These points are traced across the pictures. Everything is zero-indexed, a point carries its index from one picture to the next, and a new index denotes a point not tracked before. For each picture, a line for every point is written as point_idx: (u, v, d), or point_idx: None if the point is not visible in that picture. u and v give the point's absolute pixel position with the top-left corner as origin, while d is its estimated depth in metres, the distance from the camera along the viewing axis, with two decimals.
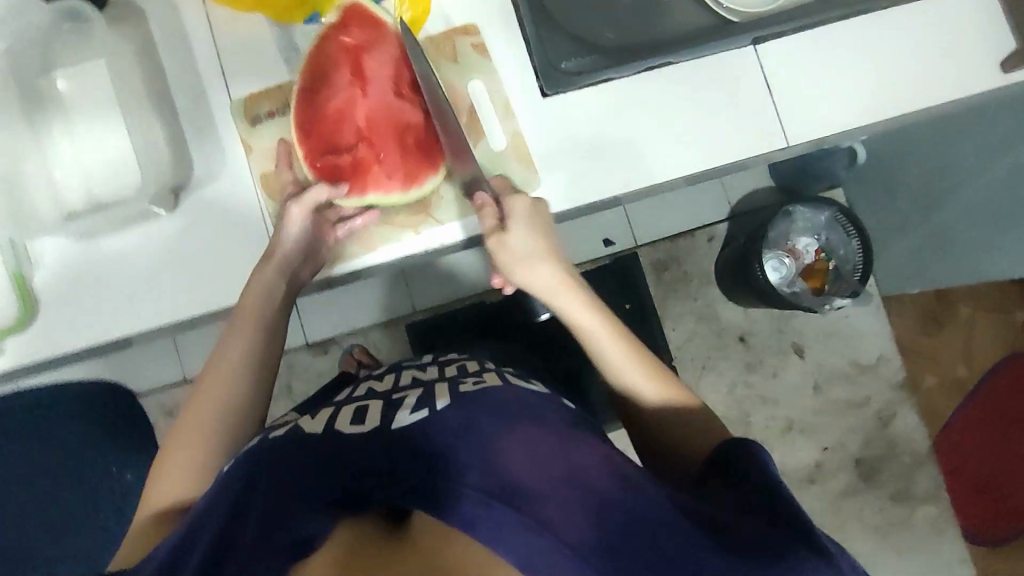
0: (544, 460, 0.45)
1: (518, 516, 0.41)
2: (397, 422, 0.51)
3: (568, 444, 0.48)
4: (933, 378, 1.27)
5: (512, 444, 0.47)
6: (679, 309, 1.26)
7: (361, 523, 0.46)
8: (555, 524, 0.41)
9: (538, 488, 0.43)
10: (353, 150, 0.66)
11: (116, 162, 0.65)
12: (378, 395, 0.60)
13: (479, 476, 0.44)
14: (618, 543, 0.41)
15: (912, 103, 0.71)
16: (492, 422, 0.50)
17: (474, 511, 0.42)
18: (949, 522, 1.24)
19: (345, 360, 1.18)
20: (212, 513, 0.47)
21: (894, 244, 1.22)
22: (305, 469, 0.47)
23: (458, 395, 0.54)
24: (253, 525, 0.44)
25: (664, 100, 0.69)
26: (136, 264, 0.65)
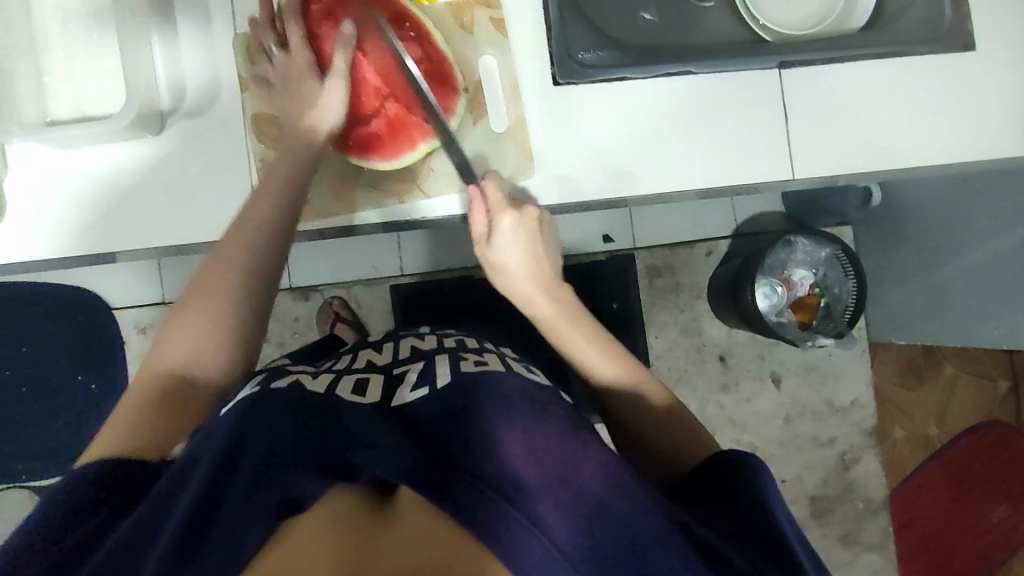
0: (544, 454, 0.46)
1: (513, 512, 0.42)
2: (397, 398, 0.55)
3: (567, 441, 0.47)
4: (901, 430, 1.27)
5: (514, 435, 0.47)
6: (665, 317, 1.25)
7: (351, 490, 0.45)
8: (550, 524, 0.42)
9: (535, 485, 0.44)
10: (381, 113, 0.66)
11: (103, 75, 0.63)
12: (380, 366, 0.62)
13: (479, 464, 0.45)
14: (609, 555, 0.42)
15: (930, 156, 0.69)
16: (496, 410, 0.50)
17: (464, 497, 0.43)
18: (891, 574, 1.23)
19: (324, 312, 1.18)
20: (202, 462, 0.46)
21: (891, 292, 1.20)
22: (297, 432, 0.47)
23: (458, 372, 0.56)
24: (243, 484, 0.44)
25: (673, 109, 0.67)
26: (108, 185, 0.64)
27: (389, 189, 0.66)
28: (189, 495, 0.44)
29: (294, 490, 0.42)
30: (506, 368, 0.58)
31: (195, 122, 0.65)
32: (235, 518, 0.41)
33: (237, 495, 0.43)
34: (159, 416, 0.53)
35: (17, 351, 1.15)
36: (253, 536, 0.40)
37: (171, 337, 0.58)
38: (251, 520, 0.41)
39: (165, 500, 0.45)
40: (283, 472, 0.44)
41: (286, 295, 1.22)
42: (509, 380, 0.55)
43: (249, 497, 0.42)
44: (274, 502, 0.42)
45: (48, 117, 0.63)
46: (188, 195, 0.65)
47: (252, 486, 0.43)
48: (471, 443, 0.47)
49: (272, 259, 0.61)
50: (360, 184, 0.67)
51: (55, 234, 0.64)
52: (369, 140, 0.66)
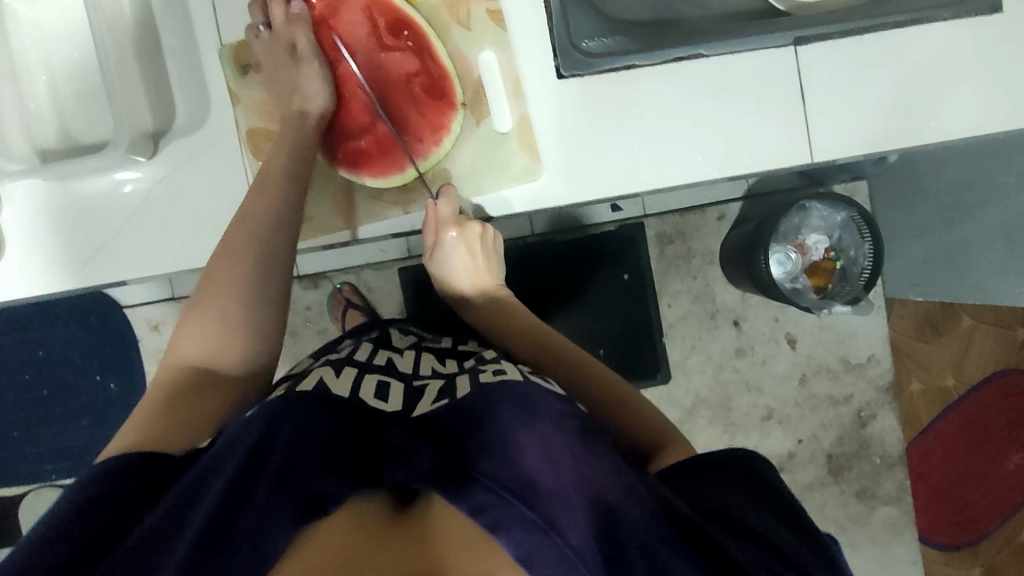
0: (561, 456, 0.44)
1: (529, 517, 0.41)
2: (419, 410, 0.53)
3: (583, 444, 0.46)
4: (918, 382, 1.27)
5: (530, 437, 0.46)
6: (677, 285, 1.23)
7: (370, 499, 0.44)
8: (567, 528, 0.41)
9: (551, 487, 0.43)
10: (365, 119, 0.65)
11: (95, 103, 0.62)
12: (399, 374, 0.61)
13: (495, 467, 0.43)
14: (621, 553, 0.41)
15: (951, 129, 0.66)
16: (511, 415, 0.48)
17: (482, 497, 0.42)
18: (909, 525, 1.25)
19: (335, 300, 1.18)
20: (228, 456, 0.45)
21: (909, 249, 1.18)
22: (326, 429, 0.46)
23: (477, 385, 0.55)
24: (268, 481, 0.42)
25: (682, 96, 0.64)
26: (105, 211, 0.63)
27: (396, 202, 0.65)
28: (212, 488, 0.43)
29: (318, 486, 0.41)
30: (524, 377, 0.56)
31: (189, 142, 0.62)
32: (259, 513, 0.40)
33: (263, 492, 0.41)
34: (182, 408, 0.52)
35: (35, 355, 1.16)
36: (277, 535, 0.40)
37: (189, 335, 0.57)
38: (275, 519, 0.40)
39: (187, 492, 0.44)
40: (307, 465, 0.42)
41: (295, 284, 1.21)
42: (531, 390, 0.52)
43: (274, 490, 0.41)
44: (299, 503, 0.41)
45: (39, 147, 0.62)
46: (185, 220, 0.63)
47: (276, 481, 0.42)
48: (487, 444, 0.46)
49: (276, 233, 0.59)
50: (368, 196, 0.64)
51: (58, 266, 0.63)
52: (356, 152, 0.65)
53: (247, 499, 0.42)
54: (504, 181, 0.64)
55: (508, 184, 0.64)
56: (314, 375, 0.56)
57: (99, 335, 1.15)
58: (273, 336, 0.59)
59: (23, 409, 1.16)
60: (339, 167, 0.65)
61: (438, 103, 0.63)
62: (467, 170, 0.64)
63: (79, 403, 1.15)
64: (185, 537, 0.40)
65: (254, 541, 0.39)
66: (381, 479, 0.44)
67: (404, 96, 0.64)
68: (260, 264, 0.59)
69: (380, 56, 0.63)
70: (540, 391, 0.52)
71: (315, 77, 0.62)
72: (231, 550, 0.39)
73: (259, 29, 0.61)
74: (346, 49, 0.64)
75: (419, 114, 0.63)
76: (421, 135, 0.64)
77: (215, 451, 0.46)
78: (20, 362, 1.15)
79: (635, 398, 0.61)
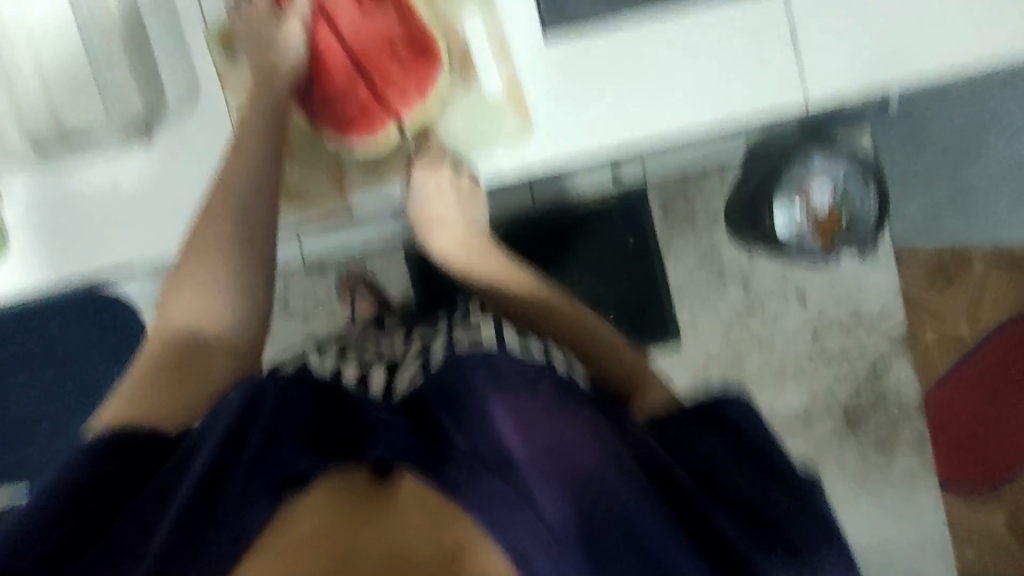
0: (531, 429, 0.46)
1: (504, 491, 0.43)
2: (400, 391, 0.55)
3: (556, 413, 0.48)
4: (934, 332, 1.25)
5: (504, 408, 0.47)
6: (683, 247, 1.23)
7: (353, 472, 0.46)
8: (541, 503, 0.43)
9: (524, 460, 0.45)
10: (346, 84, 0.63)
11: (88, 96, 0.63)
12: (389, 355, 0.63)
13: (472, 441, 0.45)
14: (589, 521, 0.43)
15: (953, 59, 0.64)
16: (487, 384, 0.49)
17: (461, 474, 0.43)
18: (928, 473, 1.25)
19: (343, 282, 1.19)
20: (208, 440, 0.48)
21: (915, 195, 1.17)
22: (303, 411, 0.48)
23: (450, 352, 0.56)
24: (246, 464, 0.44)
25: (671, 45, 0.63)
26: (104, 197, 0.63)
27: (388, 173, 0.66)
28: (193, 468, 0.46)
29: (298, 466, 0.44)
30: (500, 344, 0.56)
31: (179, 125, 0.63)
32: (239, 492, 0.43)
33: (241, 473, 0.44)
34: (176, 388, 0.55)
35: (54, 355, 1.18)
36: (259, 513, 0.42)
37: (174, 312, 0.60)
38: (255, 499, 0.43)
39: (172, 470, 0.47)
40: (283, 444, 0.45)
41: (303, 270, 1.22)
42: (505, 360, 0.52)
43: (252, 469, 0.44)
44: (279, 482, 0.43)
45: (35, 139, 0.63)
46: (183, 201, 0.63)
47: (254, 462, 0.44)
48: (466, 419, 0.47)
49: (253, 211, 0.61)
50: (361, 173, 0.66)
51: (64, 264, 0.64)
52: (344, 117, 0.64)
53: (227, 479, 0.44)
54: (496, 142, 0.64)
55: (501, 145, 0.64)
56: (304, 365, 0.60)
57: (115, 331, 1.17)
58: (257, 307, 0.62)
59: (46, 408, 1.18)
60: (329, 133, 0.65)
61: (422, 62, 0.63)
62: (458, 137, 0.65)
63: (99, 398, 1.17)
64: (170, 516, 0.44)
65: (236, 522, 0.42)
66: (360, 455, 0.46)
67: (381, 55, 0.62)
68: (239, 246, 0.62)
69: (357, 12, 0.62)
70: (509, 356, 0.53)
71: (298, 36, 0.61)
72: (217, 526, 0.42)
73: (240, 4, 0.61)
74: (319, 7, 0.62)
75: (404, 73, 0.62)
76: (405, 93, 0.63)
77: (199, 432, 0.49)
78: (40, 362, 1.18)
79: (637, 366, 0.63)
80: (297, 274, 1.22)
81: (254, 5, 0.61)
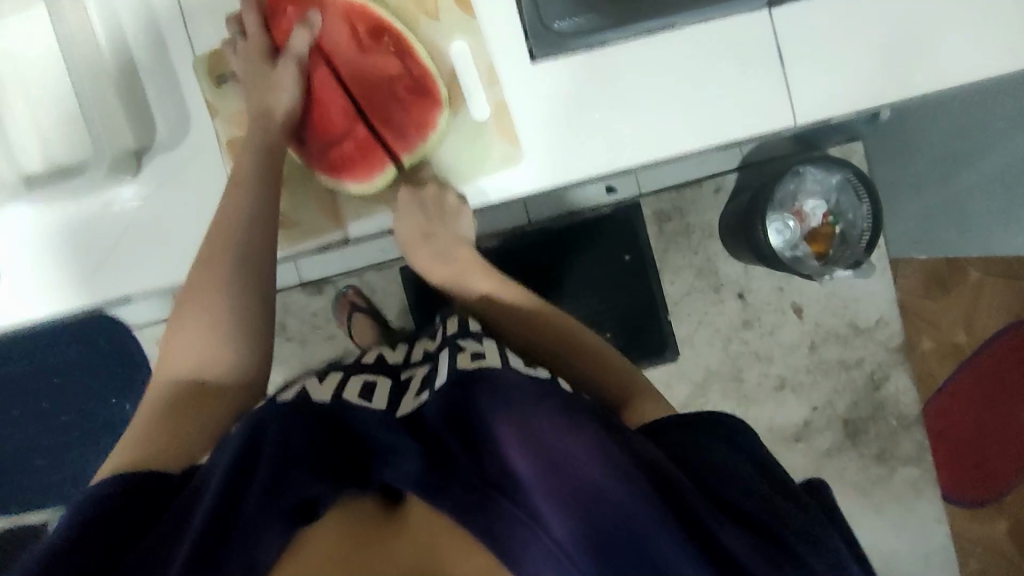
0: (540, 445, 0.44)
1: (510, 509, 0.41)
2: (403, 408, 0.53)
3: (567, 428, 0.46)
4: (930, 340, 1.27)
5: (510, 428, 0.46)
6: (679, 262, 1.23)
7: (365, 500, 0.45)
8: (552, 521, 0.40)
9: (532, 480, 0.42)
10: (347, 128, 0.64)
11: (73, 127, 0.62)
12: (392, 374, 0.62)
13: (476, 462, 0.44)
14: (607, 539, 0.40)
15: (942, 78, 0.64)
16: (492, 407, 0.48)
17: (464, 494, 0.42)
18: (931, 484, 1.24)
19: (339, 304, 1.19)
20: (215, 475, 0.46)
21: (907, 206, 1.17)
22: (310, 437, 0.47)
23: (456, 369, 0.55)
24: (255, 495, 0.43)
25: (658, 68, 0.63)
26: (94, 229, 0.63)
27: (375, 197, 0.66)
28: (201, 507, 0.44)
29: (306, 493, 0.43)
30: (508, 364, 0.55)
31: (169, 157, 0.63)
32: (250, 523, 0.42)
33: (250, 504, 0.43)
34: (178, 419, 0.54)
35: (51, 383, 1.17)
36: (266, 545, 0.41)
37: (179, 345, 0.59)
38: (265, 528, 0.41)
39: (178, 514, 0.45)
40: (296, 472, 0.44)
41: (299, 292, 1.22)
42: (509, 377, 0.53)
43: (263, 502, 0.42)
44: (287, 510, 0.42)
45: (23, 173, 0.62)
46: (173, 232, 0.63)
47: (264, 492, 0.43)
48: (471, 442, 0.46)
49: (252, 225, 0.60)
50: (348, 196, 0.65)
51: (55, 287, 0.64)
52: (340, 159, 0.64)
53: (239, 513, 0.42)
54: (486, 168, 0.64)
55: (491, 172, 0.64)
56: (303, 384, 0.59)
57: (111, 357, 1.16)
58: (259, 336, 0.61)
59: (44, 435, 1.17)
60: (324, 175, 0.64)
61: (422, 103, 0.63)
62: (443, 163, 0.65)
63: (96, 425, 1.17)
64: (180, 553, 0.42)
65: (245, 554, 0.41)
66: (370, 481, 0.45)
67: (383, 99, 0.63)
68: (246, 266, 0.60)
69: (360, 59, 0.63)
70: (512, 375, 0.53)
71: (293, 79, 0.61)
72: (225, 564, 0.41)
73: (235, 37, 0.61)
74: (324, 53, 0.64)
75: (402, 115, 0.63)
76: (405, 129, 0.63)
77: (205, 470, 0.48)
78: (36, 389, 1.17)
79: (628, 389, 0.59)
80: (294, 296, 1.22)
81: (242, 38, 0.61)
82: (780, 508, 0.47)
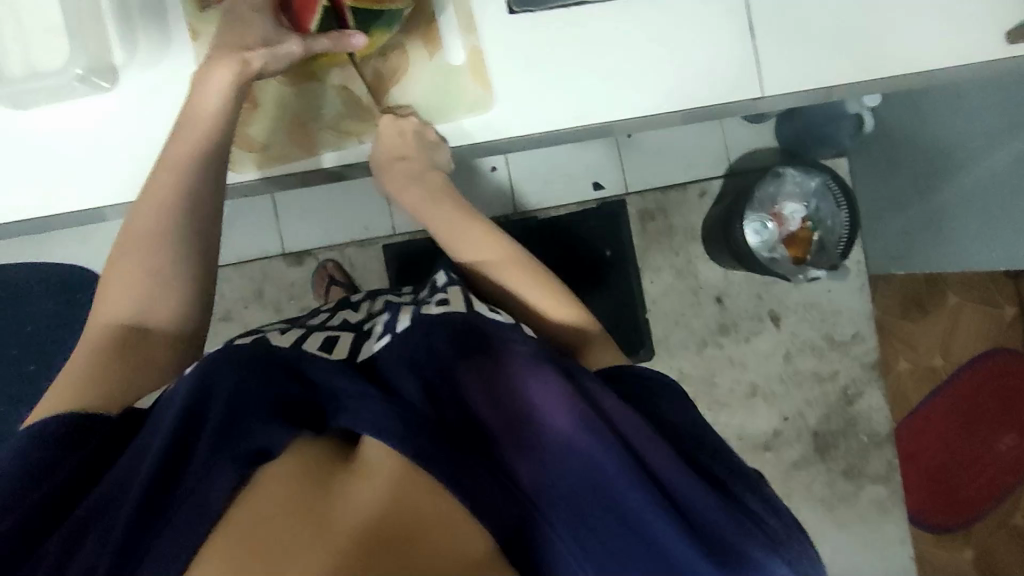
0: (503, 397, 0.48)
1: (474, 461, 0.44)
2: (364, 354, 0.54)
3: (527, 373, 0.49)
4: (905, 361, 1.26)
5: (476, 383, 0.49)
6: (659, 261, 1.24)
7: (319, 441, 0.47)
8: (516, 472, 0.44)
9: (499, 432, 0.47)
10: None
11: (49, 35, 0.61)
12: (353, 324, 0.61)
13: (441, 412, 0.47)
14: (567, 490, 0.44)
15: (901, 67, 0.66)
16: (459, 358, 0.51)
17: (426, 444, 0.43)
18: (898, 505, 1.23)
19: (319, 275, 1.20)
20: (163, 421, 0.46)
21: (888, 222, 1.18)
22: (261, 386, 0.46)
23: (418, 316, 0.55)
24: (208, 440, 0.43)
25: (632, 31, 0.65)
26: (68, 138, 0.64)
27: (349, 130, 0.67)
28: (150, 456, 0.44)
29: (259, 438, 0.44)
30: (472, 309, 0.57)
31: (149, 77, 0.65)
32: (201, 467, 0.42)
33: (202, 453, 0.43)
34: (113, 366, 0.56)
35: None
36: (220, 487, 0.41)
37: (115, 284, 0.61)
38: (216, 470, 0.42)
39: (126, 465, 0.45)
40: (251, 418, 0.44)
41: (279, 260, 1.22)
42: (476, 334, 0.53)
43: (214, 448, 0.43)
44: (241, 454, 0.43)
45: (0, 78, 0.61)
46: (146, 149, 0.65)
47: (218, 434, 0.43)
48: (438, 392, 0.48)
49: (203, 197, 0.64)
50: (320, 126, 0.66)
51: (23, 190, 0.65)
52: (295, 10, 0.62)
53: (190, 461, 0.43)
54: (457, 112, 0.66)
55: (461, 117, 0.66)
56: (259, 334, 0.60)
57: None
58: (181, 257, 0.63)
59: None
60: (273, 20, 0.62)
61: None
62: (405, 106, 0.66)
63: None
64: (128, 502, 0.42)
65: (199, 495, 0.41)
66: (325, 427, 0.48)
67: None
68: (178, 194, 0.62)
69: None
70: (487, 324, 0.55)
71: None
72: (179, 509, 0.41)
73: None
74: None
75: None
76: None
77: (158, 412, 0.48)
78: None
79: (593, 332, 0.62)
80: (274, 265, 1.22)
81: None
82: (731, 458, 0.51)
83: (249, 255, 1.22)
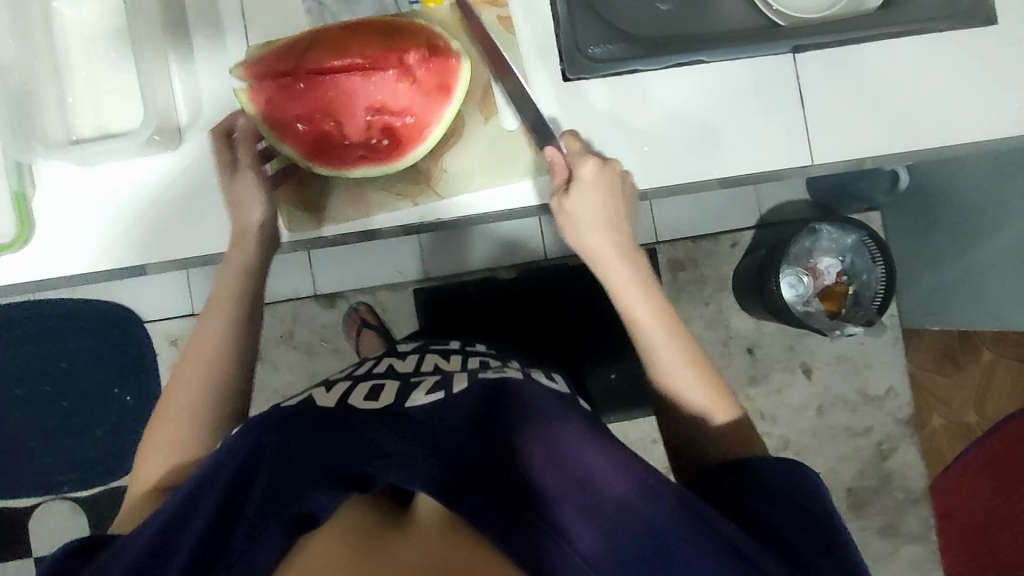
0: (555, 459, 0.46)
1: (528, 519, 0.43)
2: (414, 401, 0.54)
3: (576, 439, 0.47)
4: (940, 418, 1.20)
5: (531, 442, 0.48)
6: (690, 310, 1.23)
7: (365, 504, 0.46)
8: (572, 534, 0.43)
9: (555, 492, 0.45)
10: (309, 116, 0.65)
11: (118, 96, 0.64)
12: (400, 373, 0.62)
13: (491, 471, 0.46)
14: (627, 553, 0.42)
15: (945, 139, 0.67)
16: (512, 421, 0.50)
17: (482, 505, 0.43)
18: (934, 564, 1.21)
19: (351, 318, 1.19)
20: (212, 484, 0.46)
21: (921, 277, 1.18)
22: (310, 447, 0.47)
23: (475, 379, 0.57)
24: (259, 497, 0.44)
25: (682, 99, 0.66)
26: (131, 197, 0.67)
27: (402, 193, 0.67)
28: (200, 514, 0.45)
29: (305, 504, 0.43)
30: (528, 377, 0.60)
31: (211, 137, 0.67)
32: (251, 529, 0.42)
33: (253, 512, 0.43)
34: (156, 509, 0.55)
35: (56, 366, 1.16)
36: (269, 552, 0.41)
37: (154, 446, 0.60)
38: (265, 534, 0.42)
39: (172, 522, 0.45)
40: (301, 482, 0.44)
41: (313, 303, 1.23)
42: (535, 402, 0.53)
43: (263, 512, 0.43)
44: (288, 520, 0.42)
45: (73, 137, 0.64)
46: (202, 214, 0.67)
47: (268, 499, 0.44)
48: (490, 450, 0.48)
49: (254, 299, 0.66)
50: (376, 188, 0.67)
51: (92, 245, 0.67)
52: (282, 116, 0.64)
53: (240, 516, 0.44)
54: (513, 173, 0.67)
55: (517, 180, 0.67)
56: (306, 394, 0.58)
57: (117, 346, 1.16)
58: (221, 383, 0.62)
59: (41, 419, 1.16)
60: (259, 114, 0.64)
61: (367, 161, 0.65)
62: (460, 168, 0.67)
63: (98, 413, 1.16)
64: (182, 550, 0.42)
65: (247, 559, 0.41)
66: (371, 484, 0.45)
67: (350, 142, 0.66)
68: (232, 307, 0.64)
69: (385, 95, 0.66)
70: (540, 393, 0.55)
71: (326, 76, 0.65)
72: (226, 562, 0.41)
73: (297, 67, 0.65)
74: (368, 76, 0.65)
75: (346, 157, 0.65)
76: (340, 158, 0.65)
77: (207, 467, 0.48)
78: (39, 373, 1.16)
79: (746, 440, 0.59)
80: (307, 307, 1.23)
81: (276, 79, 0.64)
82: (805, 522, 0.48)
83: (282, 295, 1.23)
